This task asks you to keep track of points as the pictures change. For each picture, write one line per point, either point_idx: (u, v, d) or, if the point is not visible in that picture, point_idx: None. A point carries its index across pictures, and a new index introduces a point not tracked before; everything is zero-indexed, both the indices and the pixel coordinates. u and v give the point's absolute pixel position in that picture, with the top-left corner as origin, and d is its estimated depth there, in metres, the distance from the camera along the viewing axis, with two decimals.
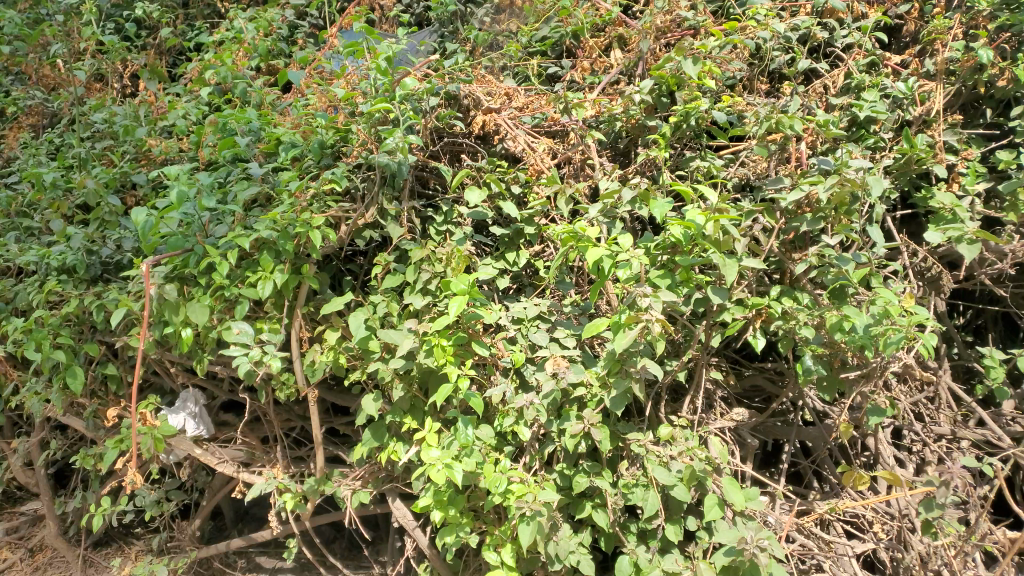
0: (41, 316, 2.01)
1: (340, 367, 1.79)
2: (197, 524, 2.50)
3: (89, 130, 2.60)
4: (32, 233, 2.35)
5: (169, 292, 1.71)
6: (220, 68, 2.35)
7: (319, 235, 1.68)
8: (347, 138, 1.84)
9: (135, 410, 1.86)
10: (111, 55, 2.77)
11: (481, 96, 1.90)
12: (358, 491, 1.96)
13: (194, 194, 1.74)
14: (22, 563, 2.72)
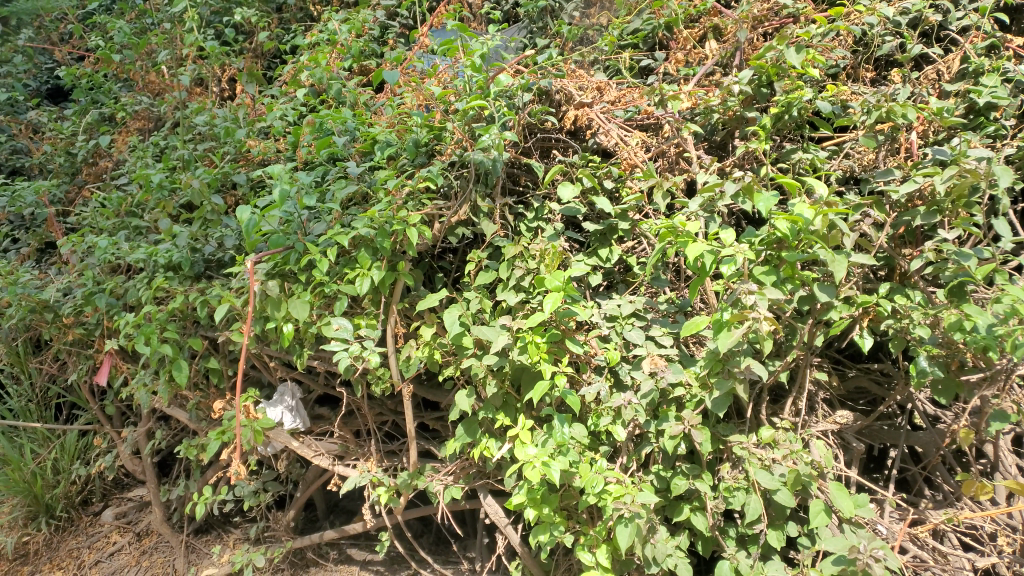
0: (150, 311, 2.10)
1: (434, 363, 1.80)
2: (291, 515, 2.57)
3: (191, 133, 2.71)
4: (141, 232, 2.47)
5: (271, 288, 1.76)
6: (315, 70, 2.41)
7: (416, 233, 1.69)
8: (440, 136, 1.85)
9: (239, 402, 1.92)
10: (212, 60, 2.89)
11: (574, 91, 1.89)
12: (451, 486, 1.97)
13: (295, 193, 1.78)
14: (131, 546, 2.86)
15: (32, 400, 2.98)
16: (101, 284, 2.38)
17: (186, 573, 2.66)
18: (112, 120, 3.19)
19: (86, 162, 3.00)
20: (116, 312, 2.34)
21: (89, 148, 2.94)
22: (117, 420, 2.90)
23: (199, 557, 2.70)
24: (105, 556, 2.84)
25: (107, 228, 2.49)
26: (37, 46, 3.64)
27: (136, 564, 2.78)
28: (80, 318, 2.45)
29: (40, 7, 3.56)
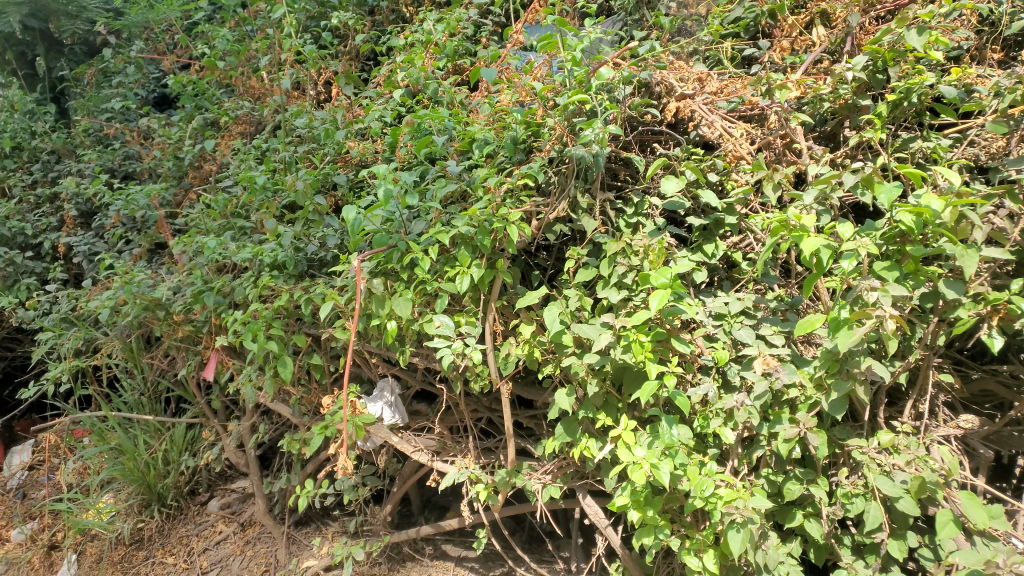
0: (257, 309, 2.17)
1: (534, 361, 1.78)
2: (388, 509, 2.61)
3: (291, 135, 2.79)
4: (246, 232, 2.56)
5: (376, 286, 1.81)
6: (411, 70, 2.44)
7: (516, 231, 1.68)
8: (539, 133, 1.83)
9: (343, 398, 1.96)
10: (310, 64, 2.97)
11: (675, 82, 1.83)
12: (549, 485, 1.95)
13: (397, 192, 1.80)
14: (236, 535, 2.97)
15: (145, 394, 3.14)
16: (209, 283, 2.47)
17: (288, 563, 2.74)
18: (215, 124, 3.32)
19: (192, 165, 3.14)
20: (224, 310, 2.43)
21: (195, 153, 3.07)
22: (222, 414, 3.02)
23: (300, 548, 2.78)
24: (212, 544, 2.96)
25: (214, 229, 2.59)
26: (147, 57, 3.83)
27: (241, 552, 2.89)
28: (190, 316, 2.55)
29: (148, 19, 3.73)
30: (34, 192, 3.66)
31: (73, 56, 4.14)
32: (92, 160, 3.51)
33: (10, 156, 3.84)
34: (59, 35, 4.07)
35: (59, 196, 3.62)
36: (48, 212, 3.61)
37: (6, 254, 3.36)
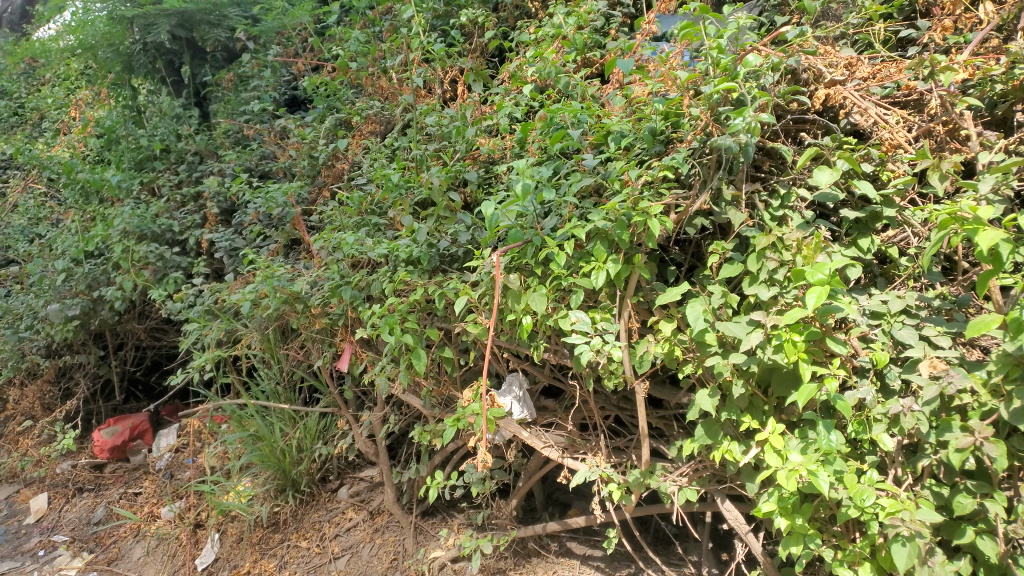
0: (394, 303, 2.24)
1: (673, 359, 1.72)
2: (514, 504, 2.62)
3: (422, 133, 2.86)
4: (379, 229, 2.63)
5: (513, 281, 1.81)
6: (542, 64, 2.44)
7: (657, 224, 1.62)
8: (678, 123, 1.78)
9: (480, 392, 1.97)
10: (438, 62, 3.03)
11: (824, 68, 1.74)
12: (685, 488, 1.89)
13: (534, 187, 1.80)
14: (365, 523, 3.06)
15: (281, 383, 3.29)
16: (346, 278, 2.58)
17: (416, 553, 2.80)
18: (347, 124, 3.46)
19: (325, 164, 3.28)
20: (359, 304, 2.52)
21: (329, 152, 3.20)
22: (353, 405, 3.12)
23: (427, 538, 2.84)
24: (343, 531, 3.07)
25: (349, 225, 2.68)
26: (282, 61, 4.02)
27: (371, 540, 2.98)
28: (327, 309, 2.66)
29: (283, 25, 3.97)
30: (180, 191, 3.90)
31: (215, 62, 4.40)
32: (232, 160, 3.73)
33: (160, 158, 4.11)
34: (202, 44, 4.32)
35: (202, 195, 3.85)
36: (192, 210, 3.85)
37: (156, 250, 3.60)
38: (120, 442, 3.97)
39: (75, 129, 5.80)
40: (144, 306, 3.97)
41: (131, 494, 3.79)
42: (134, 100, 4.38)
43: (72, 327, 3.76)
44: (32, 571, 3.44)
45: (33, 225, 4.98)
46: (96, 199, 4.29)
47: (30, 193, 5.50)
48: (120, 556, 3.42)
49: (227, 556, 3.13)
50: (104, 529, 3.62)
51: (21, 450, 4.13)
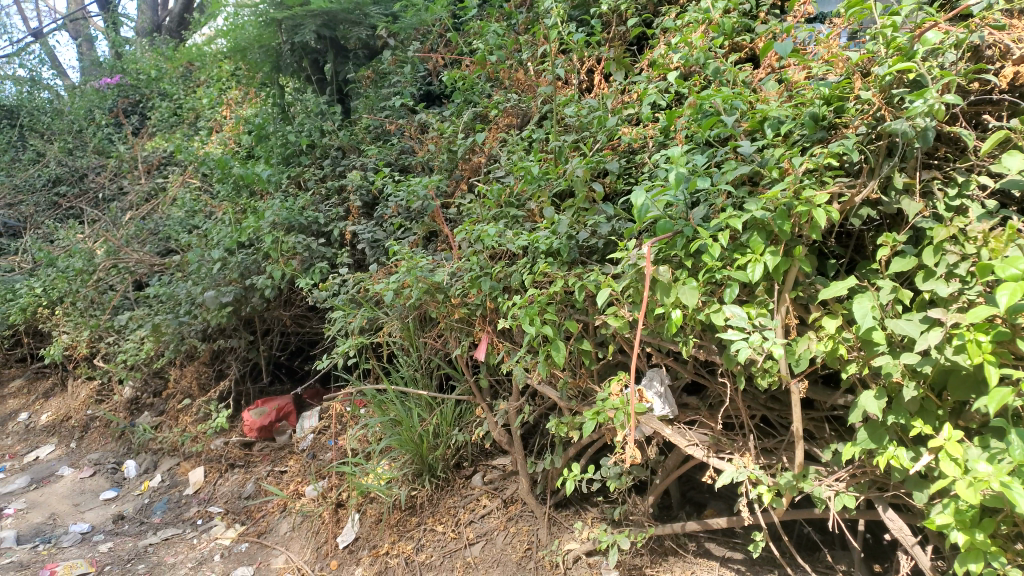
0: (534, 293, 2.24)
1: (835, 358, 1.63)
2: (651, 501, 2.57)
3: (560, 125, 2.87)
4: (517, 221, 2.66)
5: (662, 272, 1.76)
6: (687, 50, 2.39)
7: (822, 214, 1.54)
8: (843, 107, 1.69)
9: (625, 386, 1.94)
10: (575, 52, 3.04)
11: (1012, 43, 1.58)
12: (842, 493, 1.79)
13: (686, 175, 1.75)
14: (499, 512, 3.10)
15: (419, 370, 3.40)
16: (485, 269, 2.62)
17: (550, 544, 2.81)
18: (483, 118, 3.55)
19: (463, 158, 3.36)
20: (497, 295, 2.58)
21: (467, 145, 3.27)
22: (488, 394, 3.17)
23: (561, 530, 2.85)
24: (477, 517, 3.12)
25: (489, 217, 2.71)
26: (420, 57, 4.16)
27: (505, 528, 3.01)
28: (466, 299, 2.71)
29: (421, 21, 4.19)
30: (324, 185, 4.09)
31: (356, 60, 4.64)
32: (374, 155, 3.93)
33: (305, 153, 4.33)
34: (345, 43, 4.52)
35: (345, 188, 4.03)
36: (336, 203, 4.02)
37: (303, 241, 3.79)
38: (268, 422, 4.20)
39: (227, 127, 6.21)
40: (290, 294, 4.19)
41: (278, 471, 4.01)
42: (281, 98, 4.54)
43: (226, 312, 4.02)
44: (192, 538, 3.73)
45: (190, 217, 5.37)
46: (248, 193, 4.57)
47: (188, 187, 5.92)
48: (269, 529, 3.64)
49: (367, 536, 3.26)
50: (253, 503, 3.85)
51: (180, 425, 4.46)
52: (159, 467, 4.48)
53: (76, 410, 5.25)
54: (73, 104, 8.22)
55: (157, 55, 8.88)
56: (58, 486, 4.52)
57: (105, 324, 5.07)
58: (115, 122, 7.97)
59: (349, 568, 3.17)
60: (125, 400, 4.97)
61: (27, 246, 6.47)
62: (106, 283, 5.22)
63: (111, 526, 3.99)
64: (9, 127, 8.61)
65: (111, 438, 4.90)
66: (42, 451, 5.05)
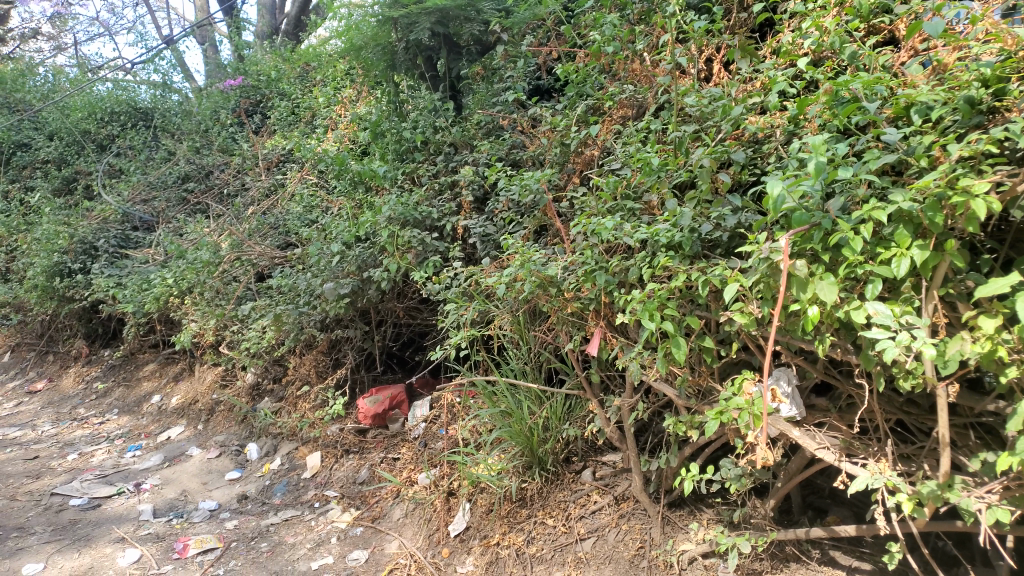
0: (656, 288, 2.20)
1: (992, 360, 1.52)
2: (772, 505, 2.48)
3: (679, 115, 2.82)
4: (635, 213, 2.61)
5: (799, 266, 1.68)
6: (818, 34, 2.29)
7: (982, 205, 1.43)
8: (1004, 90, 1.58)
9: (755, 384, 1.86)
10: (694, 41, 2.97)
11: None
12: (995, 506, 1.65)
13: (825, 165, 1.68)
14: (611, 508, 3.06)
15: (529, 363, 3.41)
16: (600, 263, 2.59)
17: (664, 543, 2.77)
18: (597, 110, 3.53)
19: (576, 150, 3.34)
20: (613, 290, 2.55)
21: (581, 138, 3.25)
22: (598, 389, 3.15)
23: (675, 530, 2.79)
24: (588, 513, 3.10)
25: (605, 210, 2.68)
26: (533, 51, 4.18)
27: (617, 525, 2.97)
28: (580, 293, 2.69)
29: (535, 15, 4.21)
30: (437, 180, 4.17)
31: (469, 56, 4.70)
32: (486, 150, 3.98)
33: (419, 149, 4.43)
34: (458, 39, 4.59)
35: (457, 183, 4.09)
36: (449, 198, 4.08)
37: (418, 235, 3.87)
38: (381, 410, 4.33)
39: (343, 125, 6.42)
40: (404, 286, 4.29)
41: (391, 458, 4.12)
42: (396, 96, 4.67)
43: (344, 303, 4.16)
44: (310, 520, 3.88)
45: (308, 212, 5.65)
46: (363, 188, 4.72)
47: (306, 183, 6.17)
48: (383, 515, 3.74)
49: (478, 526, 3.30)
50: (368, 488, 3.97)
51: (299, 411, 4.65)
52: (278, 450, 4.68)
53: (203, 394, 5.56)
54: (201, 106, 8.79)
55: (275, 57, 9.28)
56: (188, 465, 4.80)
57: (230, 313, 5.31)
58: (238, 122, 8.39)
59: (461, 557, 3.21)
60: (247, 386, 5.22)
61: (160, 240, 6.89)
62: (231, 275, 5.52)
63: (236, 505, 4.21)
64: (144, 128, 9.21)
65: (234, 421, 5.15)
66: (173, 432, 5.38)
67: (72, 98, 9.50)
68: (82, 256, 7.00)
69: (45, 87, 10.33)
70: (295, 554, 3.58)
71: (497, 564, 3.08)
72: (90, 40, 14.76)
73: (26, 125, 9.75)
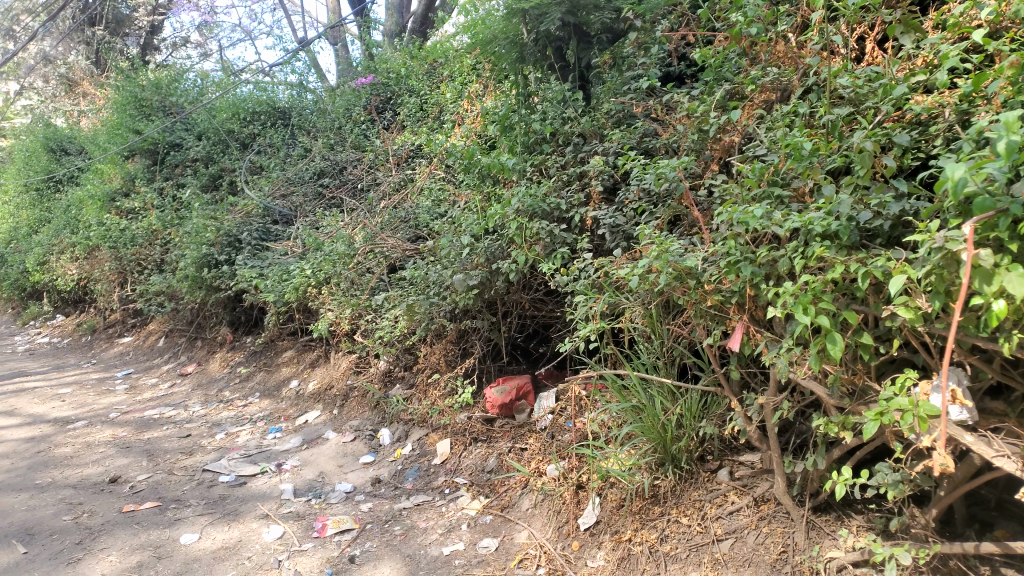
0: (808, 280, 2.08)
1: None
2: (934, 515, 2.30)
3: (830, 97, 2.67)
4: (782, 201, 2.50)
5: (982, 256, 1.53)
6: (995, 3, 2.11)
7: None
8: None
9: (940, 390, 1.69)
10: (846, 18, 2.81)
11: None
12: None
13: (1015, 144, 1.52)
14: (750, 510, 2.94)
15: (661, 358, 3.33)
16: (744, 253, 2.49)
17: (809, 549, 2.63)
18: (736, 95, 3.41)
19: (714, 137, 3.24)
20: (758, 281, 2.45)
21: (720, 124, 3.14)
22: (736, 386, 3.04)
23: (821, 536, 2.65)
24: (726, 513, 2.99)
25: (749, 198, 2.57)
26: (667, 37, 4.09)
27: (756, 527, 2.85)
28: (721, 285, 2.59)
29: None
30: (566, 171, 4.13)
31: (600, 45, 4.66)
32: (618, 139, 3.93)
33: (547, 141, 4.42)
34: (589, 28, 4.56)
35: (586, 174, 4.06)
36: (578, 188, 4.05)
37: (547, 226, 3.85)
38: (508, 400, 4.35)
39: (471, 120, 6.51)
40: (531, 277, 4.31)
41: (519, 448, 4.14)
42: (525, 87, 4.69)
43: (473, 294, 4.20)
44: (441, 506, 3.96)
45: (437, 206, 5.81)
46: (491, 180, 4.77)
47: (435, 178, 6.31)
48: (512, 504, 3.76)
49: (608, 520, 3.25)
50: (497, 477, 4.01)
51: (430, 399, 4.76)
52: (409, 436, 4.80)
53: (338, 379, 5.79)
54: (335, 103, 9.15)
55: (404, 54, 9.51)
56: (325, 448, 5.01)
57: (364, 303, 5.49)
58: (370, 118, 8.68)
59: (591, 551, 3.18)
60: (380, 372, 5.41)
61: (299, 233, 7.23)
62: (364, 267, 5.72)
63: (371, 488, 4.35)
64: (282, 126, 9.70)
65: (367, 407, 5.33)
66: (310, 416, 5.63)
67: (218, 100, 10.11)
68: (227, 249, 7.46)
69: (195, 91, 11.06)
70: (428, 539, 3.66)
71: (629, 560, 3.03)
72: (232, 46, 15.64)
73: (178, 127, 10.46)
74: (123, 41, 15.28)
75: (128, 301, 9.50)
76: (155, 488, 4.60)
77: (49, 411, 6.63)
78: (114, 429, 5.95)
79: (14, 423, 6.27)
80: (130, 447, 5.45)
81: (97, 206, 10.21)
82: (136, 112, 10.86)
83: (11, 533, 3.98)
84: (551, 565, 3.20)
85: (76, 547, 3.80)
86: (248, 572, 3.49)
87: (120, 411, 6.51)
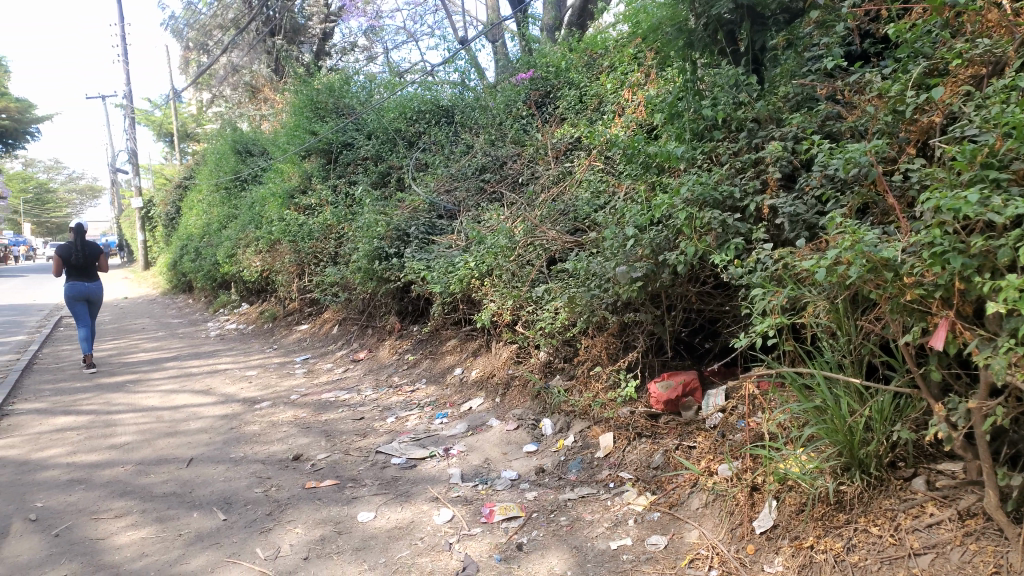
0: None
1: None
2: None
3: None
4: (999, 185, 2.27)
5: None
6: None
7: None
8: None
9: None
10: None
11: None
12: None
13: None
14: (953, 524, 2.71)
15: (847, 356, 3.12)
16: (953, 244, 2.28)
17: None
18: (936, 71, 3.14)
19: (910, 118, 3.01)
20: (970, 274, 2.23)
21: (919, 103, 2.91)
22: (937, 389, 2.79)
23: None
24: (923, 526, 2.76)
25: (958, 182, 2.35)
26: (852, 12, 3.84)
27: (961, 544, 2.62)
28: (923, 278, 2.39)
29: None
30: (739, 158, 3.97)
31: (776, 25, 4.45)
32: (797, 124, 3.73)
33: (718, 128, 4.27)
34: (764, 9, 4.35)
35: (762, 161, 3.88)
36: (752, 176, 3.88)
37: (718, 216, 3.69)
38: (674, 396, 4.22)
39: (632, 110, 6.43)
40: (698, 269, 4.18)
41: (687, 446, 4.03)
42: (693, 73, 4.56)
43: (636, 287, 4.12)
44: (606, 500, 3.93)
45: (597, 197, 5.78)
46: (657, 170, 4.68)
47: (595, 170, 6.28)
48: (680, 502, 3.66)
49: (787, 525, 3.09)
50: (664, 474, 3.91)
51: (592, 391, 4.74)
52: (571, 428, 4.78)
53: (499, 368, 5.89)
54: (496, 100, 9.34)
55: (562, 47, 9.51)
56: (489, 435, 5.11)
57: (526, 294, 5.54)
58: (529, 113, 8.77)
59: (769, 555, 3.03)
60: (541, 362, 5.43)
61: (462, 227, 7.44)
62: (525, 258, 5.79)
63: (535, 477, 4.39)
64: (445, 123, 10.02)
65: (529, 397, 5.37)
66: (474, 403, 5.77)
67: (386, 100, 10.60)
68: (396, 242, 7.82)
69: (364, 92, 11.66)
70: (594, 531, 3.65)
71: (812, 568, 2.86)
72: (397, 48, 16.34)
73: (349, 127, 11.02)
74: (299, 48, 16.24)
75: (305, 291, 10.16)
76: (334, 467, 4.89)
77: (239, 391, 7.22)
78: (295, 410, 6.39)
79: (209, 401, 6.87)
80: (309, 428, 5.82)
81: (279, 203, 11.15)
82: (312, 114, 11.66)
83: (212, 501, 4.37)
84: (725, 567, 3.09)
85: (267, 517, 4.11)
86: (422, 552, 3.63)
87: (300, 394, 6.98)
